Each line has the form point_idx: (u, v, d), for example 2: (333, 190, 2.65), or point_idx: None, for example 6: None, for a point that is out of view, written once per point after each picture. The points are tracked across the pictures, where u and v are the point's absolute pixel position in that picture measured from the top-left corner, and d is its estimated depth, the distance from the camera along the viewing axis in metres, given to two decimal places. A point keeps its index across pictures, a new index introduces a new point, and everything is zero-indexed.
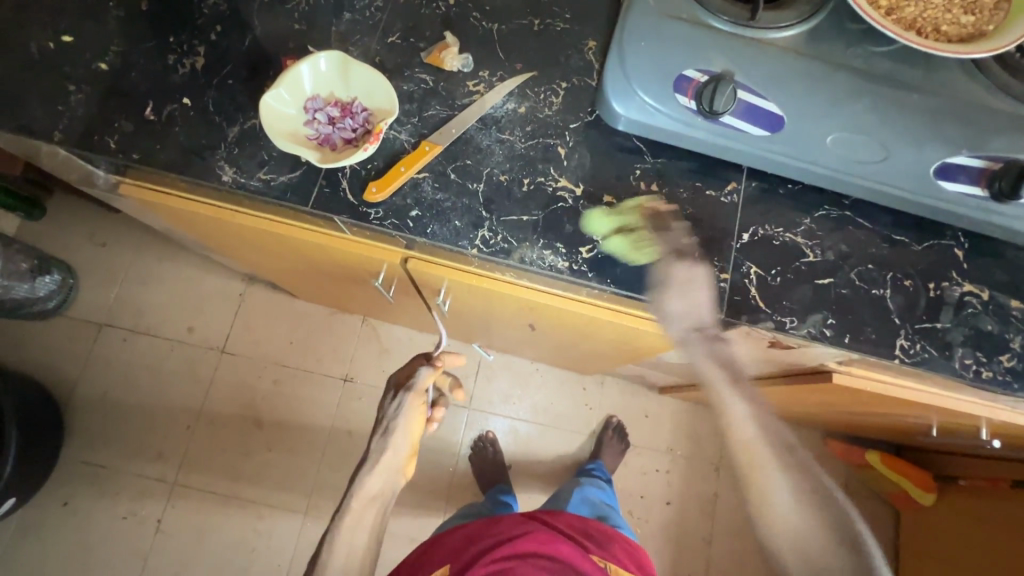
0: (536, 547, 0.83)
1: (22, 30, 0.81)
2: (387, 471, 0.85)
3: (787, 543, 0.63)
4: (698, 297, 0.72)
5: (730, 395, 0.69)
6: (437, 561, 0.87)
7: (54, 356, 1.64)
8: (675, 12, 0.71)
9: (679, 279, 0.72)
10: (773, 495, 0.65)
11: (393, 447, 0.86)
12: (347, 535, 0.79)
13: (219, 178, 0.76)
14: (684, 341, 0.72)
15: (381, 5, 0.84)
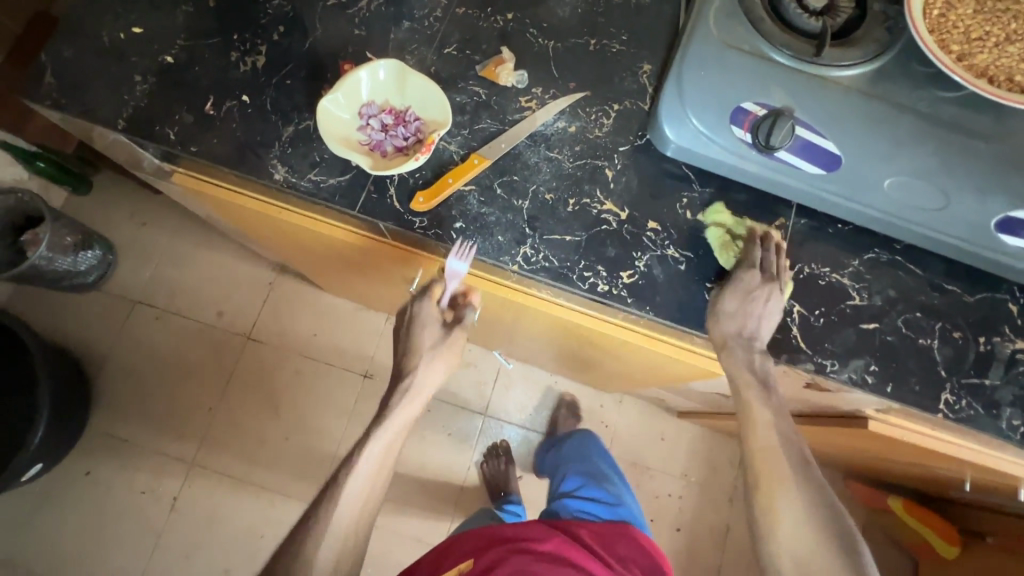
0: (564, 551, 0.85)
1: (96, 19, 0.84)
2: (405, 420, 0.79)
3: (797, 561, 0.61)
4: (761, 308, 0.69)
5: (762, 411, 0.68)
6: (462, 555, 0.85)
7: (88, 329, 1.69)
8: (737, 43, 0.70)
9: (744, 284, 0.70)
10: (784, 516, 0.62)
11: (413, 395, 0.80)
12: (359, 479, 0.74)
13: (271, 176, 0.78)
14: (726, 344, 0.70)
15: (440, 15, 0.85)
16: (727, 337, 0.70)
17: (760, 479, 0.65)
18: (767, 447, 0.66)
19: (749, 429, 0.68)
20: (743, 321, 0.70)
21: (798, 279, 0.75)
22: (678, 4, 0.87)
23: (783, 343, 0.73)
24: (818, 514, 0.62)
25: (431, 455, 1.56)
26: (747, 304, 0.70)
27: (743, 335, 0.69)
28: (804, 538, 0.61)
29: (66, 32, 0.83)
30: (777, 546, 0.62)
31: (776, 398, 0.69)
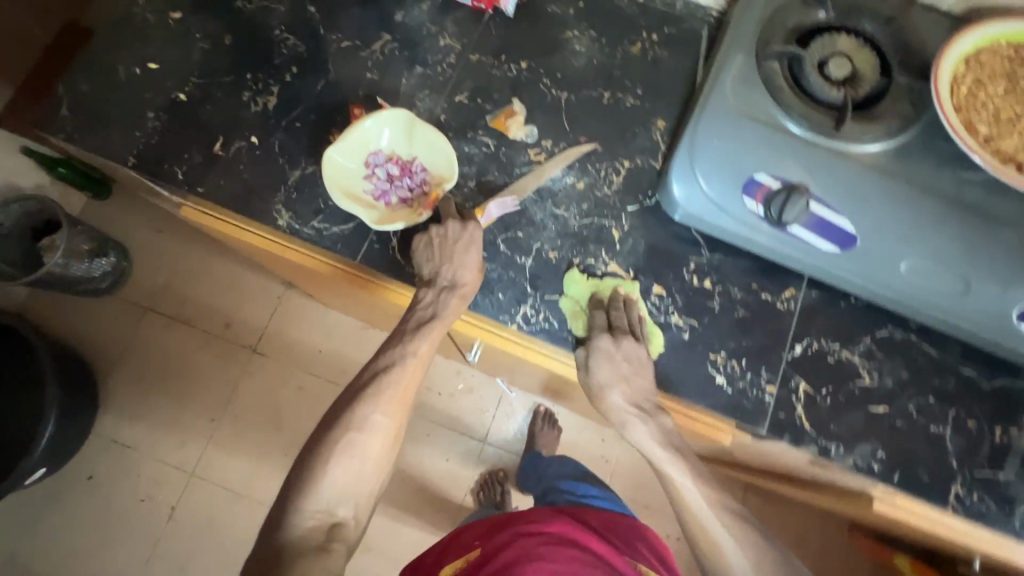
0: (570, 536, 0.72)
1: (114, 54, 0.85)
2: (412, 375, 0.71)
3: None
4: (634, 375, 0.70)
5: (681, 478, 0.67)
6: (465, 548, 0.76)
7: (99, 334, 1.71)
8: (753, 113, 0.68)
9: (603, 347, 0.69)
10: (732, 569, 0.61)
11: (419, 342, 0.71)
12: (360, 438, 0.67)
13: (275, 221, 0.77)
14: (624, 420, 0.69)
15: (453, 62, 0.85)
16: (623, 415, 0.69)
17: (701, 536, 0.64)
18: (698, 509, 0.65)
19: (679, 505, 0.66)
20: (626, 387, 0.69)
21: (806, 354, 0.72)
22: (696, 59, 0.85)
23: (786, 422, 0.70)
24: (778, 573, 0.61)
25: (427, 481, 1.52)
26: (618, 369, 0.69)
27: (634, 405, 0.69)
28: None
29: (84, 65, 0.84)
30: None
31: (689, 460, 0.68)
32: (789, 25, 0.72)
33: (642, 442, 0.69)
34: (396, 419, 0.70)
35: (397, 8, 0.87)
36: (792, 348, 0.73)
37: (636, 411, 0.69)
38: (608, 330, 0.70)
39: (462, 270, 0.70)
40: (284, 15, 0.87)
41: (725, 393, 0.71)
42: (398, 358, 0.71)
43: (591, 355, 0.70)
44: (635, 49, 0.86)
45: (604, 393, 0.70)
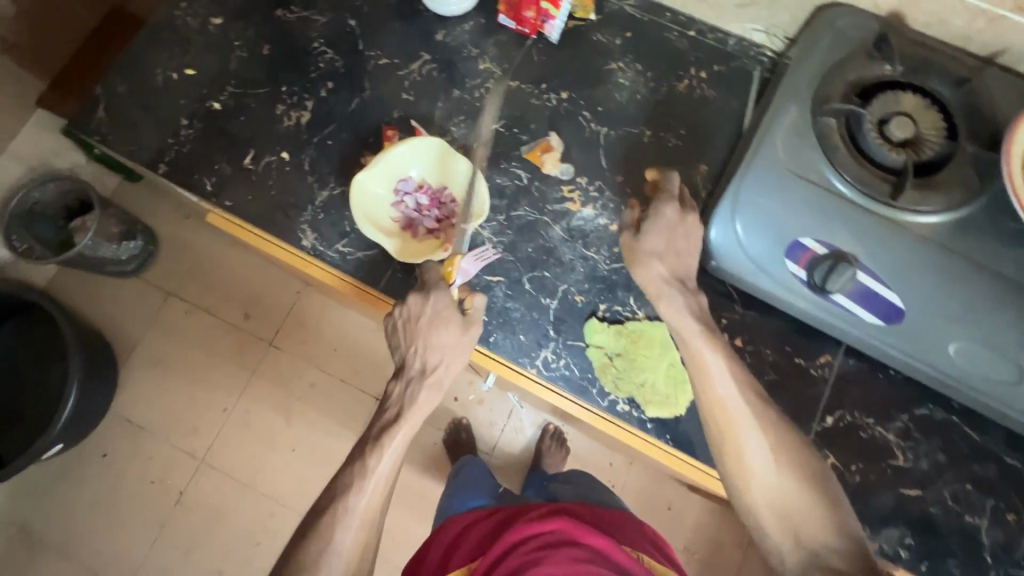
0: (567, 534, 0.65)
1: (153, 57, 0.84)
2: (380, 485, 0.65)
3: (779, 516, 0.55)
4: (678, 242, 0.65)
5: (711, 353, 0.60)
6: (469, 551, 0.73)
7: (122, 315, 1.73)
8: (803, 171, 0.64)
9: (663, 216, 0.65)
10: (752, 463, 0.56)
11: (385, 461, 0.65)
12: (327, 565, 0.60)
13: (298, 241, 0.76)
14: (661, 293, 0.64)
15: (492, 87, 0.82)
16: (660, 285, 0.63)
17: (722, 426, 0.57)
18: (722, 400, 0.58)
19: (701, 383, 0.60)
20: (667, 262, 0.65)
21: (837, 427, 0.69)
22: (746, 101, 0.81)
23: None
24: (800, 473, 0.55)
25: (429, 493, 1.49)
26: (672, 242, 0.65)
27: (676, 279, 0.64)
28: (788, 487, 0.55)
29: (123, 66, 0.84)
30: (749, 488, 0.56)
31: (719, 337, 0.62)
32: (850, 78, 0.67)
33: (673, 316, 0.63)
34: (365, 534, 0.63)
35: (439, 26, 0.85)
36: (822, 419, 0.69)
37: (677, 287, 0.64)
38: (675, 198, 0.67)
39: (436, 360, 0.67)
40: (324, 27, 0.85)
41: None
42: (359, 479, 0.64)
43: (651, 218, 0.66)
44: (681, 85, 0.83)
45: (648, 257, 0.64)
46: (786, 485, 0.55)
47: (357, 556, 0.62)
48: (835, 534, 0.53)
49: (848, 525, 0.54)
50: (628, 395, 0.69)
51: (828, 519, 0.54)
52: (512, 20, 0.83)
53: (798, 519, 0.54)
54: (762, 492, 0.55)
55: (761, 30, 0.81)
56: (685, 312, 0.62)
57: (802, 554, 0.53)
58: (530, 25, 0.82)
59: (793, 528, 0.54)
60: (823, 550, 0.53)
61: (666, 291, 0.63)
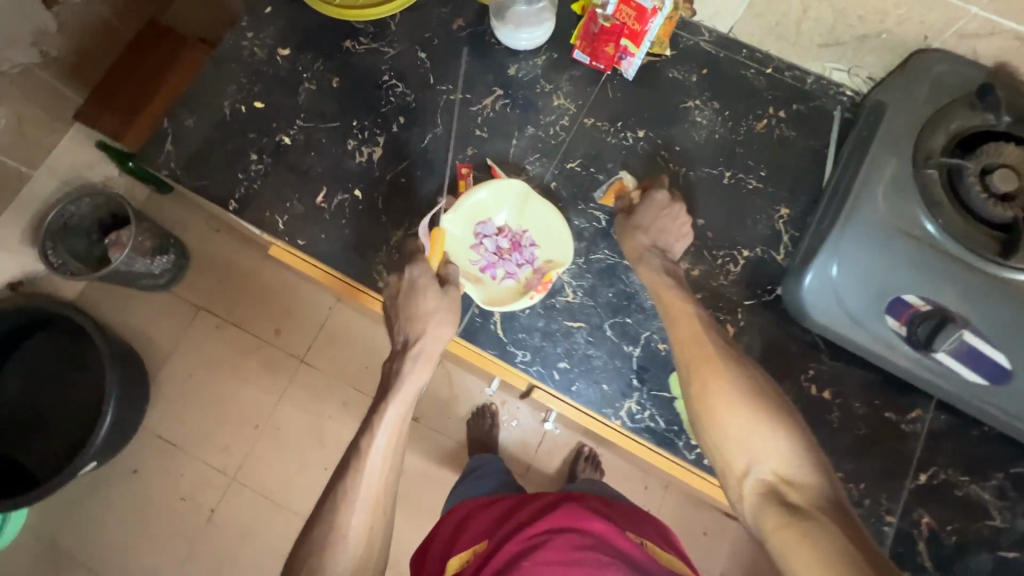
0: (567, 520, 0.67)
1: (220, 88, 0.83)
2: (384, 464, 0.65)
3: (734, 442, 0.57)
4: (662, 221, 0.73)
5: (679, 301, 0.67)
6: (474, 537, 0.74)
7: (149, 330, 1.65)
8: (905, 227, 0.63)
9: (658, 200, 0.73)
10: (711, 390, 0.60)
11: (380, 439, 0.65)
12: (338, 545, 0.59)
13: (375, 283, 0.75)
14: (641, 257, 0.70)
15: (567, 124, 0.81)
16: (641, 250, 0.70)
17: (688, 363, 0.63)
18: (688, 337, 0.64)
19: (671, 327, 0.66)
20: (652, 235, 0.72)
21: (930, 484, 0.67)
22: (826, 142, 0.80)
23: (906, 558, 0.66)
24: (757, 403, 0.57)
25: None
26: (659, 220, 0.72)
27: (656, 247, 0.71)
28: (749, 417, 0.57)
29: (190, 98, 0.82)
30: (713, 420, 0.59)
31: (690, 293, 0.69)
32: (950, 129, 0.65)
33: (651, 275, 0.69)
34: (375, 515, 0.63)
35: (511, 60, 0.83)
36: (915, 476, 0.68)
37: (657, 254, 0.71)
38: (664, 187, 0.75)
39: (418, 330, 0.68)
40: (393, 59, 0.84)
41: None
42: (355, 460, 0.64)
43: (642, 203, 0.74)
44: (760, 125, 0.81)
45: (633, 228, 0.72)
46: (746, 415, 0.57)
47: (367, 537, 0.61)
48: (798, 464, 0.53)
49: (810, 458, 0.53)
50: None
51: (785, 447, 0.54)
52: (587, 56, 0.81)
53: (753, 446, 0.55)
54: (721, 419, 0.58)
55: (843, 69, 0.79)
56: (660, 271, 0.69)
57: (759, 484, 0.54)
58: (606, 61, 0.81)
59: (749, 456, 0.55)
60: (785, 477, 0.53)
61: (646, 256, 0.70)
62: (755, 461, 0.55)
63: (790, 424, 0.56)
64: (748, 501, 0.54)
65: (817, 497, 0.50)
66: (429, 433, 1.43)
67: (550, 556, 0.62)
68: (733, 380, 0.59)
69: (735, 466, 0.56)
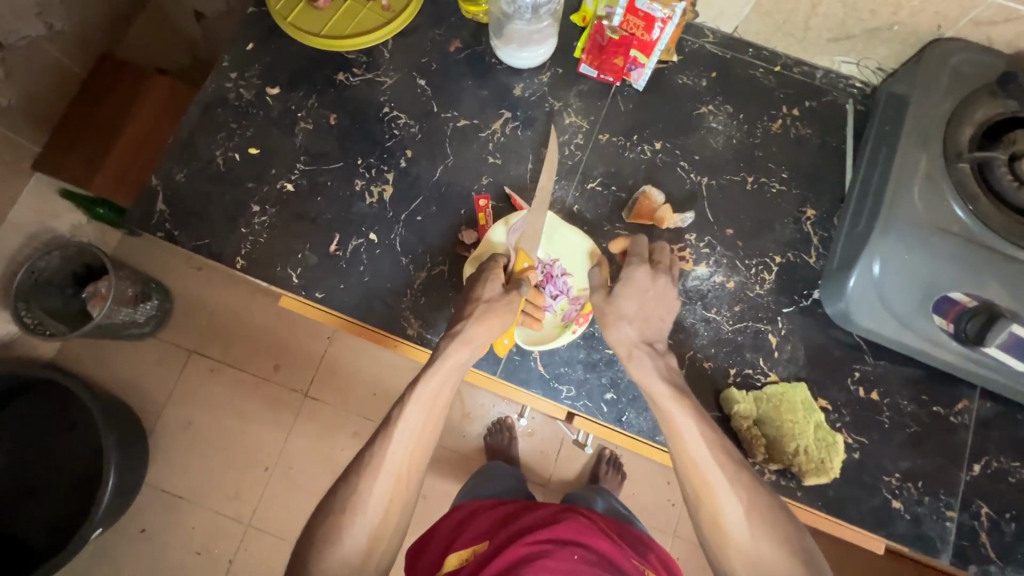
0: (569, 533, 0.64)
1: (208, 137, 0.78)
2: (412, 447, 0.63)
3: None
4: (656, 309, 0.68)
5: (683, 417, 0.62)
6: (472, 536, 0.71)
7: (142, 385, 1.43)
8: (945, 223, 0.62)
9: (636, 281, 0.67)
10: (726, 524, 0.58)
11: (410, 414, 0.63)
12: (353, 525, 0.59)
13: (403, 330, 0.72)
14: (631, 355, 0.65)
15: (582, 142, 0.78)
16: (631, 347, 0.65)
17: (697, 491, 0.60)
18: (694, 462, 0.61)
19: (673, 446, 0.62)
20: (637, 328, 0.66)
21: (985, 474, 0.68)
22: (843, 137, 0.79)
23: (970, 550, 0.66)
24: (772, 538, 0.57)
25: None
26: (643, 304, 0.67)
27: (645, 342, 0.66)
28: (764, 552, 0.57)
29: (178, 151, 0.77)
30: (728, 554, 0.58)
31: (691, 400, 0.63)
32: (975, 118, 0.64)
33: (643, 377, 0.64)
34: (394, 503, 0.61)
35: (514, 79, 0.80)
36: (969, 468, 0.68)
37: (646, 350, 0.65)
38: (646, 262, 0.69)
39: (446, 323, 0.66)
40: (391, 89, 0.79)
41: (902, 520, 0.67)
42: (382, 438, 0.62)
43: (626, 281, 0.67)
44: (775, 125, 0.79)
45: (617, 318, 0.66)
46: (763, 553, 0.57)
47: (387, 507, 0.61)
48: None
49: None
50: (781, 466, 0.68)
51: None
52: (594, 69, 0.78)
53: None
54: (738, 557, 0.57)
55: (852, 62, 0.78)
56: (655, 375, 0.64)
57: None
58: (615, 73, 0.78)
59: None
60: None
61: (636, 355, 0.65)
62: None
63: (807, 558, 0.56)
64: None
65: None
66: (448, 456, 1.36)
67: (553, 565, 0.59)
68: (746, 515, 0.58)
69: None
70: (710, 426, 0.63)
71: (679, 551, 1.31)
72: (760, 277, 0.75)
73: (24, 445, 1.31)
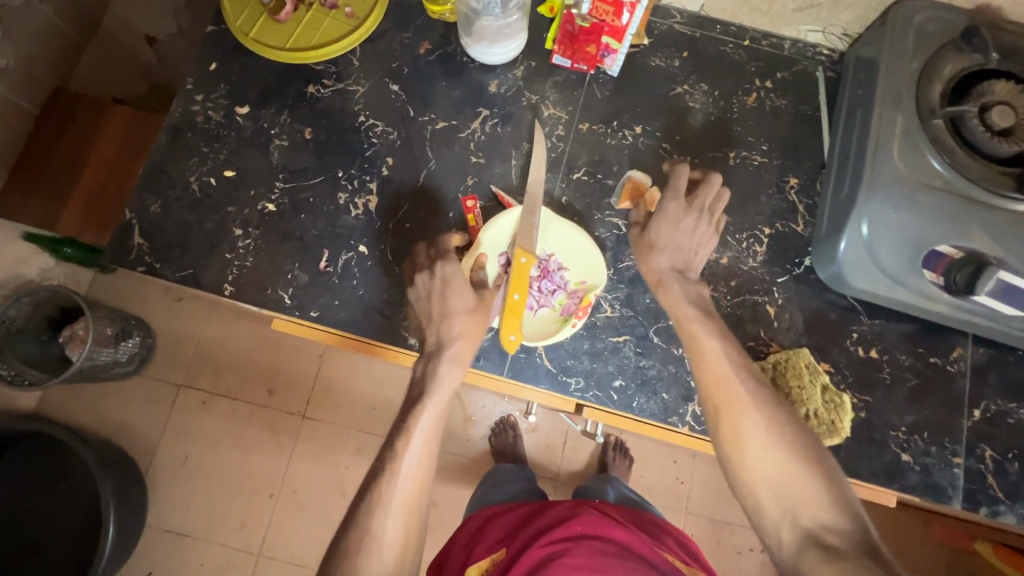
0: (586, 528, 0.64)
1: (180, 164, 0.76)
2: (417, 473, 0.63)
3: (770, 489, 0.58)
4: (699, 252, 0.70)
5: (708, 335, 0.65)
6: (491, 544, 0.70)
7: (133, 425, 1.39)
8: (926, 179, 0.63)
9: (668, 214, 0.69)
10: (747, 436, 0.60)
11: (414, 443, 0.63)
12: (368, 559, 0.58)
13: (405, 340, 0.71)
14: (662, 281, 0.68)
15: (563, 133, 0.78)
16: (661, 274, 0.68)
17: (719, 404, 0.62)
18: (719, 377, 0.63)
19: (696, 364, 0.65)
20: (669, 255, 0.69)
21: (985, 418, 0.70)
22: (816, 105, 0.80)
23: (980, 493, 0.68)
24: (793, 447, 0.59)
25: None
26: (675, 235, 0.69)
27: (675, 270, 0.69)
28: (783, 462, 0.58)
29: (151, 181, 0.75)
30: (746, 467, 0.60)
31: (717, 323, 0.67)
32: (944, 74, 0.66)
33: (673, 303, 0.67)
34: (408, 528, 0.61)
35: (488, 76, 0.79)
36: (970, 414, 0.70)
37: (677, 277, 0.69)
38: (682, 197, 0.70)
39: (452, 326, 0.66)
40: (365, 97, 0.78)
41: (913, 472, 0.69)
42: (390, 468, 0.62)
43: (661, 214, 0.70)
44: (751, 99, 0.80)
45: (649, 249, 0.69)
46: (782, 464, 0.58)
47: (401, 545, 0.60)
48: (833, 510, 0.56)
49: (845, 505, 0.56)
50: None
51: (824, 495, 0.56)
52: (567, 59, 0.78)
53: (791, 492, 0.57)
54: (757, 468, 0.59)
55: (818, 30, 0.79)
56: (684, 299, 0.67)
57: (798, 532, 0.56)
58: (588, 62, 0.78)
59: (786, 503, 0.57)
60: (824, 527, 0.55)
61: (667, 280, 0.68)
62: (794, 510, 0.57)
63: (826, 471, 0.58)
64: (787, 549, 0.56)
65: (858, 546, 0.53)
66: (456, 460, 1.35)
67: (573, 564, 0.59)
68: (767, 427, 0.60)
69: (772, 513, 0.58)
70: (733, 346, 0.65)
71: (693, 528, 1.33)
72: (752, 249, 0.75)
73: (16, 501, 1.26)
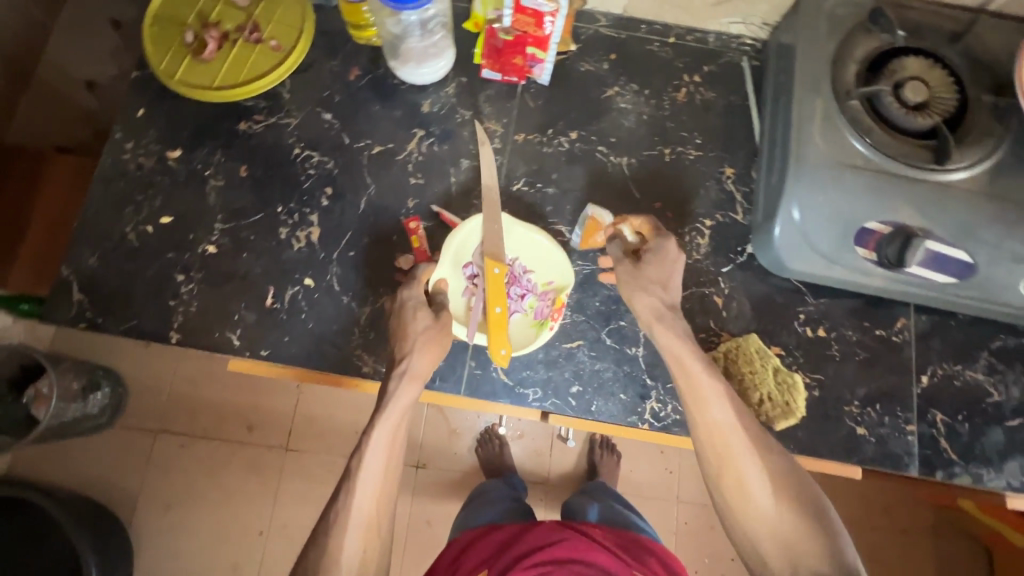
0: (568, 552, 0.66)
1: (115, 214, 0.74)
2: (372, 493, 0.65)
3: (772, 541, 0.60)
4: (674, 274, 0.70)
5: (707, 382, 0.65)
6: (474, 566, 0.71)
7: (109, 478, 1.36)
8: (849, 160, 0.65)
9: (662, 253, 0.69)
10: (747, 487, 0.62)
11: (370, 462, 0.65)
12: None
13: (359, 368, 0.71)
14: (660, 316, 0.67)
15: (500, 146, 0.78)
16: (656, 310, 0.67)
17: (718, 455, 0.63)
18: (718, 429, 0.63)
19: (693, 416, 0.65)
20: (660, 288, 0.69)
21: (934, 382, 0.72)
22: (745, 94, 0.82)
23: (936, 458, 0.70)
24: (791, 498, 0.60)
25: None
26: (669, 274, 0.69)
27: (670, 307, 0.68)
28: (783, 515, 0.60)
29: (86, 235, 0.73)
30: (748, 518, 0.62)
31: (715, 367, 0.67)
32: (857, 56, 0.68)
33: (670, 339, 0.67)
34: (368, 548, 0.64)
35: (420, 96, 0.79)
36: (918, 380, 0.72)
37: (672, 313, 0.68)
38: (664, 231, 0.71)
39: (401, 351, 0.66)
40: (298, 129, 0.78)
41: (869, 444, 0.71)
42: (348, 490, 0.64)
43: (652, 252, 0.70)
44: (681, 94, 0.82)
45: (644, 283, 0.68)
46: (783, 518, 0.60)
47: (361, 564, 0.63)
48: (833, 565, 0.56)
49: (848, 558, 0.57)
50: None
51: (824, 550, 0.57)
52: (497, 72, 0.78)
53: (789, 541, 0.59)
54: (759, 521, 0.61)
55: (739, 22, 0.80)
56: (679, 335, 0.67)
57: None
58: (518, 73, 0.78)
59: (788, 556, 0.59)
60: None
61: (666, 317, 0.68)
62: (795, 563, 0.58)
63: (825, 522, 0.59)
64: None
65: None
66: (442, 477, 1.34)
67: None
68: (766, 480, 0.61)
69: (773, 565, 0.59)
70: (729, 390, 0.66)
71: (685, 517, 1.34)
72: (695, 242, 0.77)
73: None
